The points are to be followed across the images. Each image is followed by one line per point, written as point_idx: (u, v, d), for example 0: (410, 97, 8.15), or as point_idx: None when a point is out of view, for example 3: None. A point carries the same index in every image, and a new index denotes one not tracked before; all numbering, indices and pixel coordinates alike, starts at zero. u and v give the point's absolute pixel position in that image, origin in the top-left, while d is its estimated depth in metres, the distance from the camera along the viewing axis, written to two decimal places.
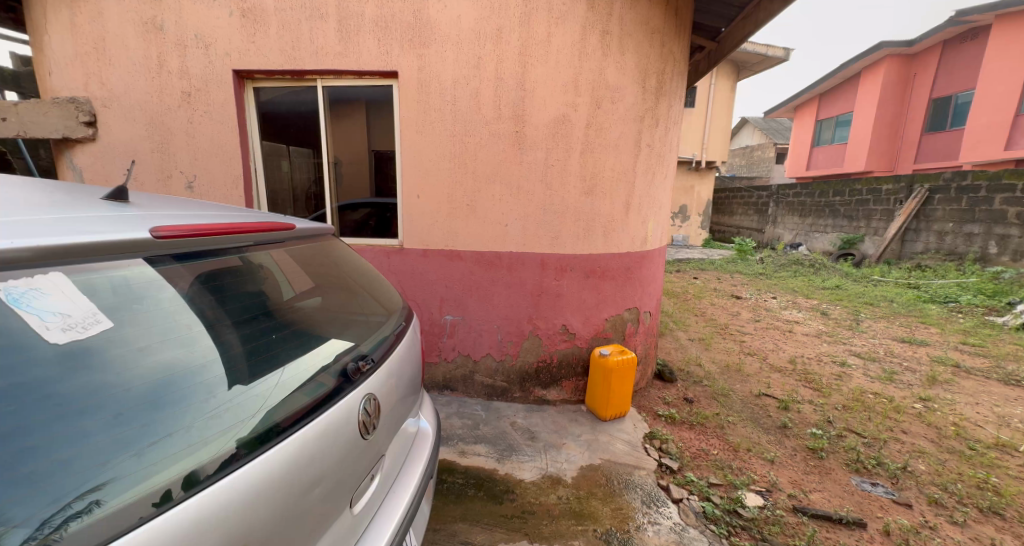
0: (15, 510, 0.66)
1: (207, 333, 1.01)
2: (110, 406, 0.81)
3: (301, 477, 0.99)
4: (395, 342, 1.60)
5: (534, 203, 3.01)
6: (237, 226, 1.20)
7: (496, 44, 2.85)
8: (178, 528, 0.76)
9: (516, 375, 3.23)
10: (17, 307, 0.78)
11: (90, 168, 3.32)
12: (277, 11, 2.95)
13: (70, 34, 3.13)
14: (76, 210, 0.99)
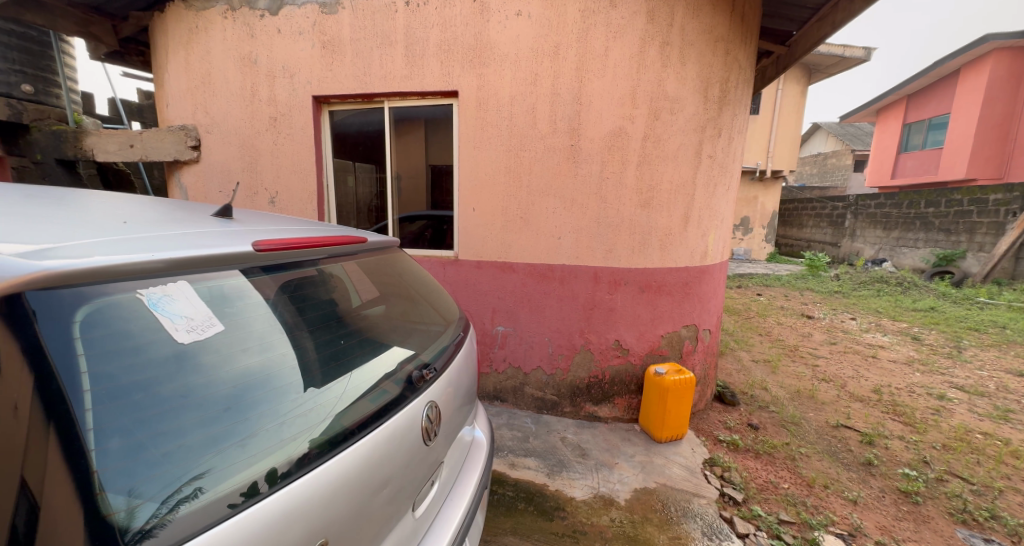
0: (147, 486, 0.77)
1: (289, 340, 1.11)
2: (219, 401, 0.92)
3: (368, 479, 1.07)
4: (454, 351, 1.68)
5: (588, 217, 3.01)
6: (319, 240, 1.32)
7: (554, 61, 2.91)
8: (267, 518, 0.85)
9: (567, 389, 3.20)
10: (155, 310, 0.90)
11: (193, 187, 3.76)
12: (352, 41, 3.22)
13: (184, 70, 3.60)
14: (195, 227, 1.14)
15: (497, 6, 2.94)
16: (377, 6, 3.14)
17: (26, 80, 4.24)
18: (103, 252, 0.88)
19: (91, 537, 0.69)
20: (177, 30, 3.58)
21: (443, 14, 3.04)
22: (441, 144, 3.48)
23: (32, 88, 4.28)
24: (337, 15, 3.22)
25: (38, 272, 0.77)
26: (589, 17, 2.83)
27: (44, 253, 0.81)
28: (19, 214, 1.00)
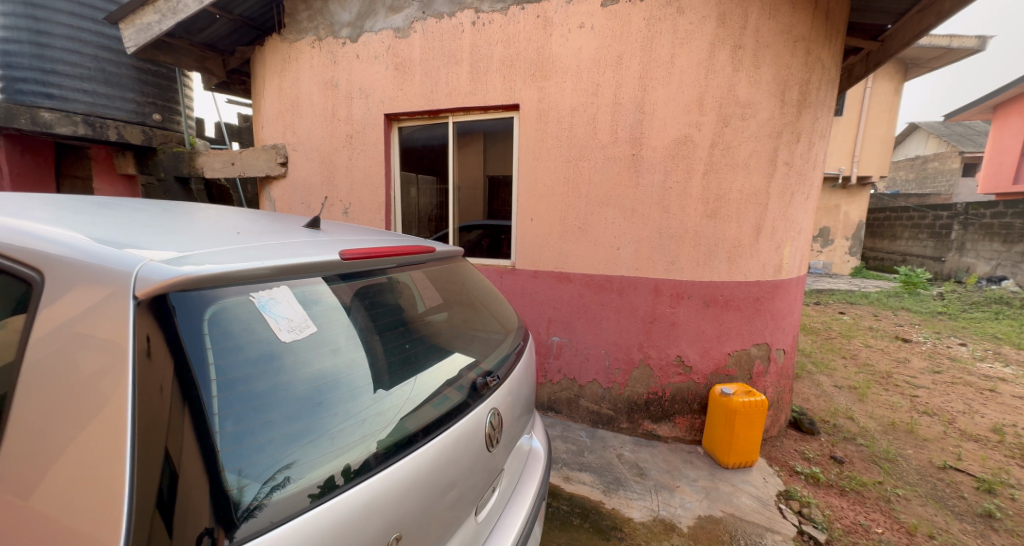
0: (253, 470, 0.86)
1: (370, 343, 1.20)
2: (312, 396, 1.01)
3: (437, 479, 1.13)
4: (514, 360, 1.73)
5: (649, 227, 2.94)
6: (394, 250, 1.42)
7: (616, 71, 2.91)
8: (350, 506, 0.92)
9: (624, 404, 3.12)
10: (264, 312, 1.01)
11: (280, 199, 4.15)
12: (422, 62, 3.42)
13: (277, 96, 4.01)
14: (290, 238, 1.26)
15: (560, 20, 3.00)
16: (445, 27, 3.32)
17: (158, 111, 4.95)
18: (222, 259, 1.00)
19: (213, 508, 0.78)
20: (272, 61, 4.00)
21: (506, 31, 3.15)
22: (501, 156, 3.50)
23: (161, 117, 5.00)
24: (409, 39, 3.44)
25: (178, 277, 0.89)
26: (655, 25, 2.80)
27: (180, 260, 0.94)
28: (151, 226, 1.14)
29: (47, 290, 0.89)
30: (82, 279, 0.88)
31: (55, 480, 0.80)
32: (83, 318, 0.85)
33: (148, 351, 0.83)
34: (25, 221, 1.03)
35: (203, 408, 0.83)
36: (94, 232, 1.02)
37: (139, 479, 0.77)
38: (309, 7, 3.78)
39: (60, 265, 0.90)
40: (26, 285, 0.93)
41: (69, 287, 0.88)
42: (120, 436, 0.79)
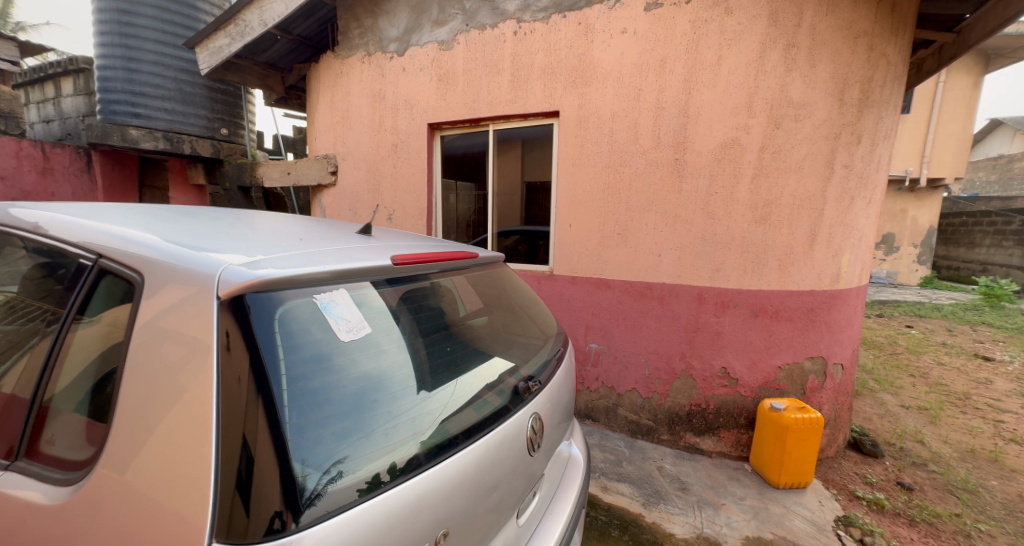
0: (315, 459, 0.90)
1: (419, 345, 1.25)
2: (368, 393, 1.06)
3: (482, 480, 1.16)
4: (554, 366, 1.74)
5: (692, 233, 2.86)
6: (441, 256, 1.47)
7: (659, 75, 2.86)
8: (403, 500, 0.96)
9: (665, 415, 3.03)
10: (325, 313, 1.06)
11: (330, 207, 4.35)
12: (464, 72, 3.51)
13: (329, 108, 4.24)
14: (346, 243, 1.33)
15: (602, 26, 3.00)
16: (488, 38, 3.40)
17: (226, 126, 5.34)
18: (289, 263, 1.06)
19: (283, 492, 0.83)
20: (325, 76, 4.23)
21: (548, 39, 3.18)
22: (539, 161, 3.51)
23: (229, 131, 5.39)
24: (453, 50, 3.54)
25: (253, 280, 0.96)
26: (701, 27, 2.74)
27: (254, 264, 1.01)
28: (225, 233, 1.23)
29: (144, 289, 0.98)
30: (173, 279, 0.96)
31: (147, 462, 0.86)
32: (172, 315, 0.93)
33: (228, 345, 0.90)
34: (124, 228, 1.14)
35: (274, 399, 0.89)
36: (180, 238, 1.11)
37: (222, 460, 0.83)
38: (360, 24, 3.97)
39: (154, 267, 0.99)
40: (126, 286, 1.02)
41: (161, 286, 0.96)
42: (204, 423, 0.85)
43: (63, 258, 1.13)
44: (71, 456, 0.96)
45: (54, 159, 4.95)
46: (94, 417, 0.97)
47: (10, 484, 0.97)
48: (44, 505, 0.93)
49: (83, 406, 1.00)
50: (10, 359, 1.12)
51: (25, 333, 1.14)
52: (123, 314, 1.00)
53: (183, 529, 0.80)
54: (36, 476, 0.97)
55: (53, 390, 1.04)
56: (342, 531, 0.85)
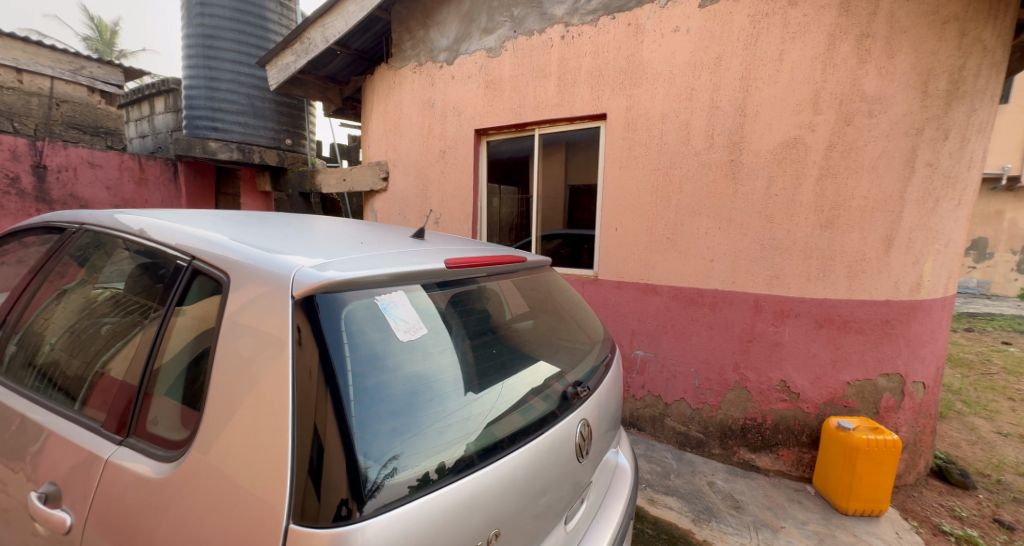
0: (376, 453, 0.93)
1: (472, 346, 1.27)
2: (426, 391, 1.09)
3: (531, 483, 1.16)
4: (602, 373, 1.72)
5: (748, 238, 2.72)
6: (492, 259, 1.49)
7: (713, 73, 2.76)
8: (457, 497, 0.98)
9: (716, 428, 2.90)
10: (385, 313, 1.11)
11: (381, 211, 4.52)
12: (512, 78, 3.55)
13: (382, 118, 4.43)
14: (402, 247, 1.38)
15: (652, 26, 2.94)
16: (535, 43, 3.42)
17: (291, 137, 5.70)
18: (352, 265, 1.11)
19: (349, 481, 0.86)
20: (380, 87, 4.43)
21: (596, 42, 3.15)
22: (584, 165, 3.45)
23: (293, 142, 5.75)
24: (501, 57, 3.60)
25: (322, 281, 1.01)
26: (761, 21, 2.61)
27: (322, 265, 1.07)
28: (295, 237, 1.32)
29: (229, 289, 1.06)
30: (254, 279, 1.04)
31: (229, 448, 0.93)
32: (253, 312, 1.00)
33: (299, 340, 0.95)
34: (211, 233, 1.25)
35: (341, 392, 0.93)
36: (258, 241, 1.19)
37: (296, 448, 0.88)
38: (412, 36, 4.11)
39: (238, 268, 1.07)
40: (214, 285, 1.10)
41: (243, 286, 1.04)
42: (280, 413, 0.91)
43: (162, 259, 1.25)
44: (172, 436, 1.03)
45: (148, 170, 5.59)
46: (191, 401, 1.05)
47: (122, 458, 1.05)
48: (150, 478, 0.99)
49: (183, 389, 1.07)
50: (122, 347, 1.24)
51: (133, 326, 1.26)
52: (213, 310, 1.08)
53: (261, 511, 0.85)
54: (143, 451, 1.04)
55: (158, 370, 1.13)
56: (403, 522, 0.87)
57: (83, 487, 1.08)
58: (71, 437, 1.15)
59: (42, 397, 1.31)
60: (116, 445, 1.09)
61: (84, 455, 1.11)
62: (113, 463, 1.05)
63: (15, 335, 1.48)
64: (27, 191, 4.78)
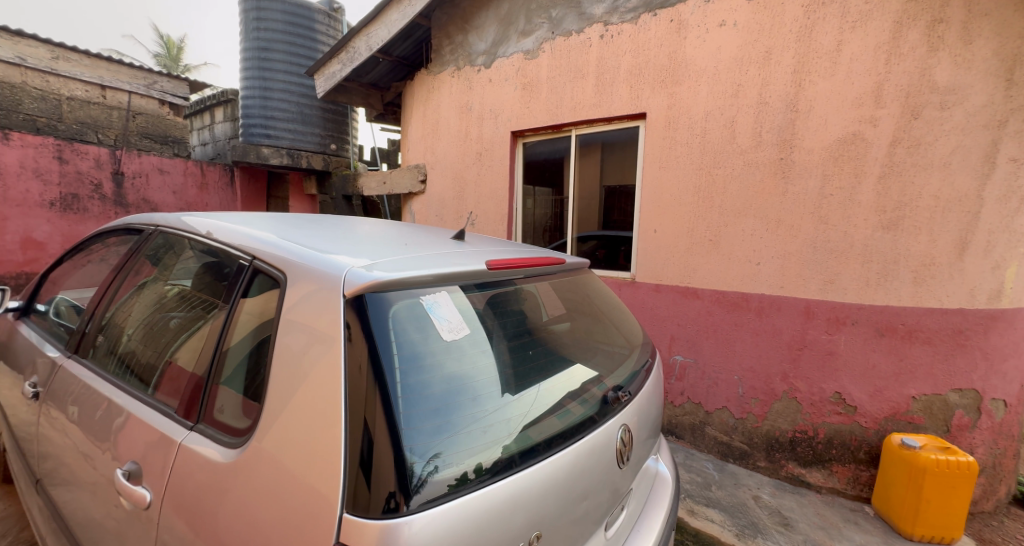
0: (423, 449, 0.94)
1: (513, 347, 1.27)
2: (469, 390, 1.09)
3: (572, 486, 1.15)
4: (643, 378, 1.68)
5: (798, 240, 2.58)
6: (531, 261, 1.49)
7: (762, 68, 2.64)
8: (500, 497, 0.98)
9: (762, 440, 2.76)
10: (429, 313, 1.12)
11: (419, 213, 4.61)
12: (549, 80, 3.53)
13: (421, 122, 4.53)
14: (444, 248, 1.39)
15: (696, 21, 2.85)
16: (573, 43, 3.39)
17: (336, 142, 5.94)
18: (398, 265, 1.14)
19: (397, 475, 0.88)
20: (419, 92, 4.53)
21: (636, 40, 3.09)
22: (621, 166, 3.37)
23: (338, 147, 5.98)
24: (538, 59, 3.59)
25: (371, 281, 1.04)
26: (816, 11, 2.47)
27: (370, 266, 1.10)
28: (344, 238, 1.36)
29: (286, 287, 1.11)
30: (309, 279, 1.08)
31: (286, 439, 0.96)
32: (308, 310, 1.05)
33: (350, 336, 0.98)
34: (267, 234, 1.31)
35: (389, 389, 0.95)
36: (310, 243, 1.24)
37: (347, 440, 0.91)
38: (451, 41, 4.19)
39: (294, 268, 1.12)
40: (273, 284, 1.16)
41: (299, 285, 1.09)
42: (332, 407, 0.94)
43: (225, 258, 1.32)
44: (237, 424, 1.08)
45: (209, 175, 5.99)
46: (253, 392, 1.09)
47: (193, 442, 1.10)
48: (217, 463, 1.04)
49: (246, 380, 1.13)
50: (192, 339, 1.32)
51: (201, 320, 1.33)
52: (272, 308, 1.13)
53: (316, 500, 0.89)
54: (211, 437, 1.10)
55: (223, 361, 1.19)
56: (449, 518, 0.88)
57: (157, 466, 1.15)
58: (147, 420, 1.23)
59: (122, 382, 1.41)
60: (187, 430, 1.15)
61: (159, 438, 1.17)
62: (185, 447, 1.11)
63: (98, 326, 1.61)
64: (108, 196, 5.23)
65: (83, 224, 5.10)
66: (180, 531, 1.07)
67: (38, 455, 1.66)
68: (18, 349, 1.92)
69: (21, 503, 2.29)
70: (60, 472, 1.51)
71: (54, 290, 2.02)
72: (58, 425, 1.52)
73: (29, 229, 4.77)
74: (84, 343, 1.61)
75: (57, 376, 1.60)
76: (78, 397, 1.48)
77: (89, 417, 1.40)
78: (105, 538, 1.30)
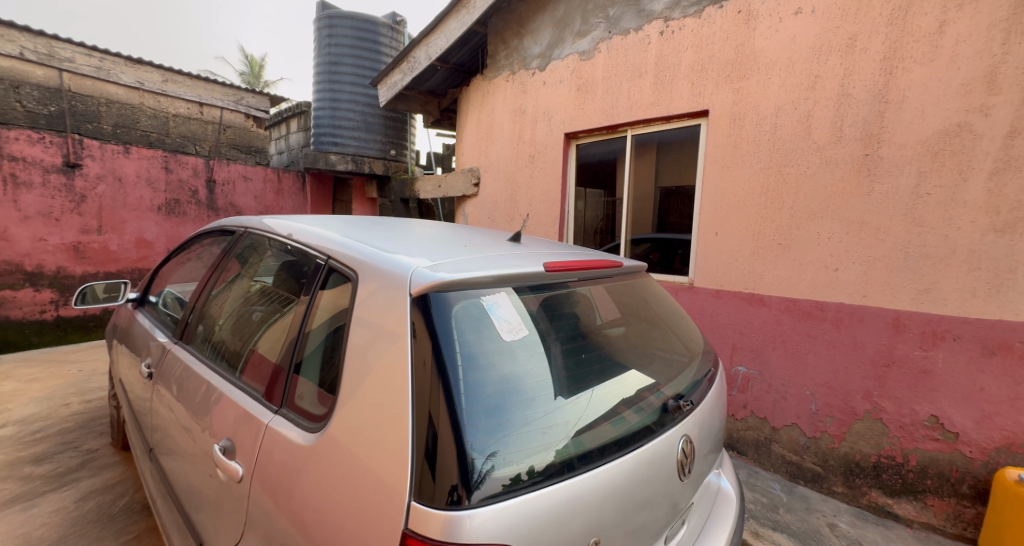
0: (484, 446, 0.92)
1: (571, 349, 1.23)
2: (530, 390, 1.07)
3: (633, 493, 1.10)
4: (706, 387, 1.59)
5: (885, 245, 2.31)
6: (588, 264, 1.44)
7: (845, 57, 2.40)
8: (561, 499, 0.94)
9: (839, 463, 2.50)
10: (490, 313, 1.11)
11: (472, 215, 4.67)
12: (605, 79, 3.45)
13: (476, 126, 4.60)
14: (501, 250, 1.39)
15: (767, 11, 2.65)
16: (631, 42, 3.29)
17: (395, 147, 6.18)
18: (459, 266, 1.14)
19: (460, 469, 0.87)
20: (475, 97, 4.61)
21: (699, 35, 2.94)
22: (678, 166, 3.21)
23: (397, 152, 6.22)
24: (594, 59, 3.52)
25: (435, 280, 1.05)
26: None
27: (435, 266, 1.11)
28: (405, 239, 1.40)
29: (357, 285, 1.16)
30: (376, 278, 1.12)
31: (356, 428, 1.00)
32: (376, 308, 1.08)
33: (415, 333, 1.00)
34: (337, 235, 1.37)
35: (452, 385, 0.95)
36: (377, 243, 1.29)
37: (414, 431, 0.92)
38: (507, 46, 4.21)
39: (365, 266, 1.16)
40: (345, 281, 1.21)
41: (368, 284, 1.13)
42: (400, 399, 0.95)
43: (302, 256, 1.40)
44: (316, 410, 1.12)
45: (284, 181, 6.51)
46: (330, 381, 1.13)
47: (278, 425, 1.15)
48: (299, 446, 1.08)
49: (324, 369, 1.17)
50: (274, 329, 1.40)
51: (282, 312, 1.41)
52: (345, 304, 1.18)
53: (384, 488, 0.90)
54: (292, 421, 1.14)
55: (304, 349, 1.25)
56: (512, 516, 0.86)
57: (244, 445, 1.22)
58: (237, 402, 1.31)
59: (215, 366, 1.52)
60: (272, 413, 1.21)
61: (248, 419, 1.24)
62: (271, 429, 1.16)
63: (198, 315, 1.76)
64: (202, 201, 5.81)
65: (183, 226, 5.68)
66: (259, 504, 1.13)
67: (149, 428, 1.86)
68: (135, 335, 2.16)
69: (135, 469, 2.56)
70: (165, 443, 1.68)
71: (162, 284, 2.25)
72: (164, 402, 1.69)
73: (141, 231, 5.38)
74: (187, 331, 1.76)
75: (166, 358, 1.77)
76: (180, 379, 1.62)
77: (189, 396, 1.53)
78: (200, 505, 1.41)
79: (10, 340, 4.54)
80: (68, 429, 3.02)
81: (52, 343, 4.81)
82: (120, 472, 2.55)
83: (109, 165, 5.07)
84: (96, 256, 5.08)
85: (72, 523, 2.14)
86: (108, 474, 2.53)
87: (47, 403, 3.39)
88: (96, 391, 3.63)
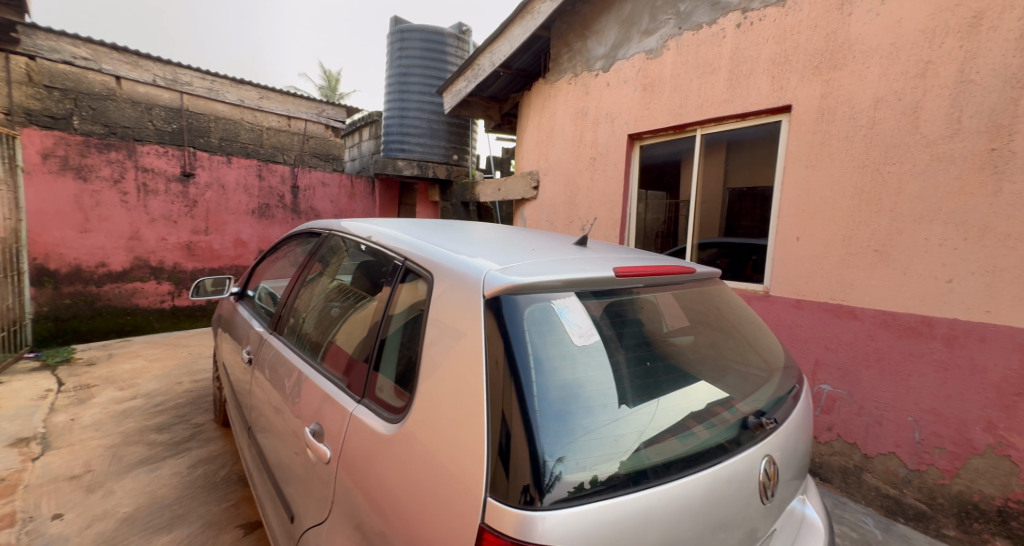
0: (555, 450, 0.91)
1: (641, 358, 1.18)
2: (597, 396, 1.04)
3: (711, 513, 1.03)
4: (790, 405, 1.45)
5: (1015, 253, 1.96)
6: (659, 270, 1.38)
7: (965, 39, 2.09)
8: (634, 512, 0.90)
9: (950, 502, 2.17)
10: (560, 316, 1.10)
11: (530, 217, 4.66)
12: (674, 77, 3.30)
13: (537, 130, 4.61)
14: (569, 253, 1.37)
15: None
16: (704, 37, 3.11)
17: (458, 153, 6.36)
18: (528, 270, 1.14)
19: (533, 471, 0.87)
20: (537, 101, 4.62)
21: (781, 25, 2.72)
22: (751, 166, 3.00)
23: (460, 157, 6.39)
24: (662, 57, 3.39)
25: (507, 283, 1.05)
26: None
27: (507, 269, 1.11)
28: (473, 242, 1.43)
29: (432, 284, 1.20)
30: (450, 279, 1.14)
31: (431, 421, 1.02)
32: (450, 308, 1.11)
33: (488, 334, 1.01)
34: (413, 237, 1.43)
35: (525, 387, 0.94)
36: (449, 245, 1.33)
37: (488, 429, 0.92)
38: (570, 48, 4.17)
39: (438, 267, 1.20)
40: (420, 280, 1.26)
41: (442, 284, 1.16)
42: (475, 398, 0.97)
43: (380, 256, 1.48)
44: (396, 402, 1.17)
45: (357, 186, 6.94)
46: (408, 375, 1.17)
47: (362, 414, 1.22)
48: (381, 434, 1.12)
49: (402, 363, 1.22)
50: (354, 323, 1.48)
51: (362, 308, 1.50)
52: (421, 302, 1.22)
53: (458, 482, 0.91)
54: (374, 411, 1.20)
55: (385, 344, 1.31)
56: (584, 522, 0.84)
57: (329, 430, 1.30)
58: (323, 389, 1.40)
59: (303, 355, 1.64)
60: (355, 402, 1.27)
61: (335, 405, 1.32)
62: (355, 417, 1.22)
63: (288, 309, 1.91)
64: (288, 205, 6.37)
65: (273, 227, 6.26)
66: (341, 484, 1.21)
67: (246, 408, 2.06)
68: (236, 324, 2.40)
69: (230, 444, 2.85)
70: (259, 422, 1.86)
71: (258, 280, 2.49)
72: (260, 385, 1.87)
73: (239, 232, 6.00)
74: (280, 323, 1.92)
75: (263, 346, 1.95)
76: (274, 366, 1.78)
77: (281, 381, 1.67)
78: (290, 481, 1.54)
79: (138, 324, 5.29)
80: (181, 404, 3.43)
81: (169, 328, 5.52)
82: (219, 446, 2.84)
83: (215, 173, 5.71)
84: (203, 254, 5.75)
85: (184, 486, 2.43)
86: (209, 446, 2.83)
87: (165, 380, 3.89)
88: (201, 372, 4.10)
